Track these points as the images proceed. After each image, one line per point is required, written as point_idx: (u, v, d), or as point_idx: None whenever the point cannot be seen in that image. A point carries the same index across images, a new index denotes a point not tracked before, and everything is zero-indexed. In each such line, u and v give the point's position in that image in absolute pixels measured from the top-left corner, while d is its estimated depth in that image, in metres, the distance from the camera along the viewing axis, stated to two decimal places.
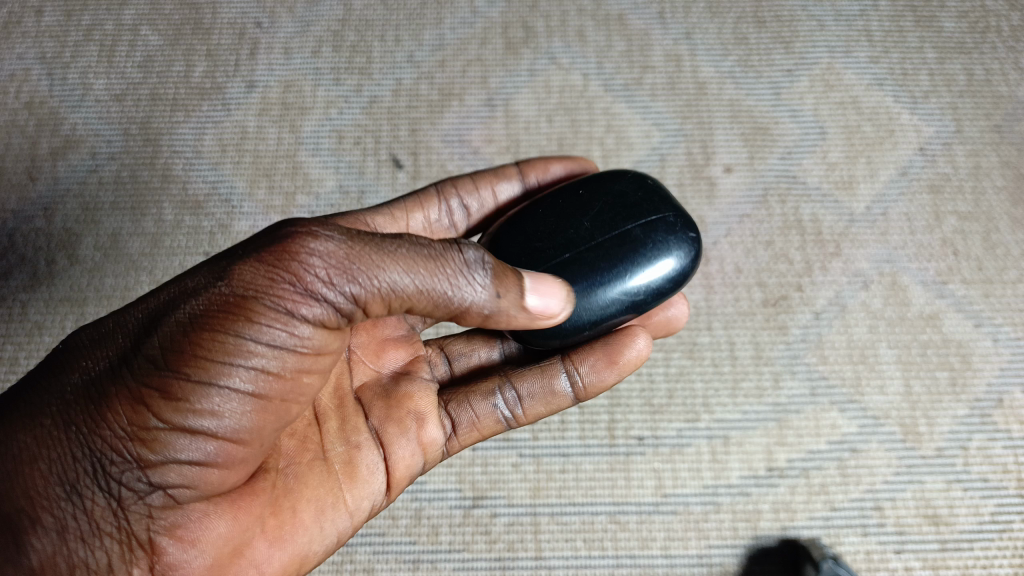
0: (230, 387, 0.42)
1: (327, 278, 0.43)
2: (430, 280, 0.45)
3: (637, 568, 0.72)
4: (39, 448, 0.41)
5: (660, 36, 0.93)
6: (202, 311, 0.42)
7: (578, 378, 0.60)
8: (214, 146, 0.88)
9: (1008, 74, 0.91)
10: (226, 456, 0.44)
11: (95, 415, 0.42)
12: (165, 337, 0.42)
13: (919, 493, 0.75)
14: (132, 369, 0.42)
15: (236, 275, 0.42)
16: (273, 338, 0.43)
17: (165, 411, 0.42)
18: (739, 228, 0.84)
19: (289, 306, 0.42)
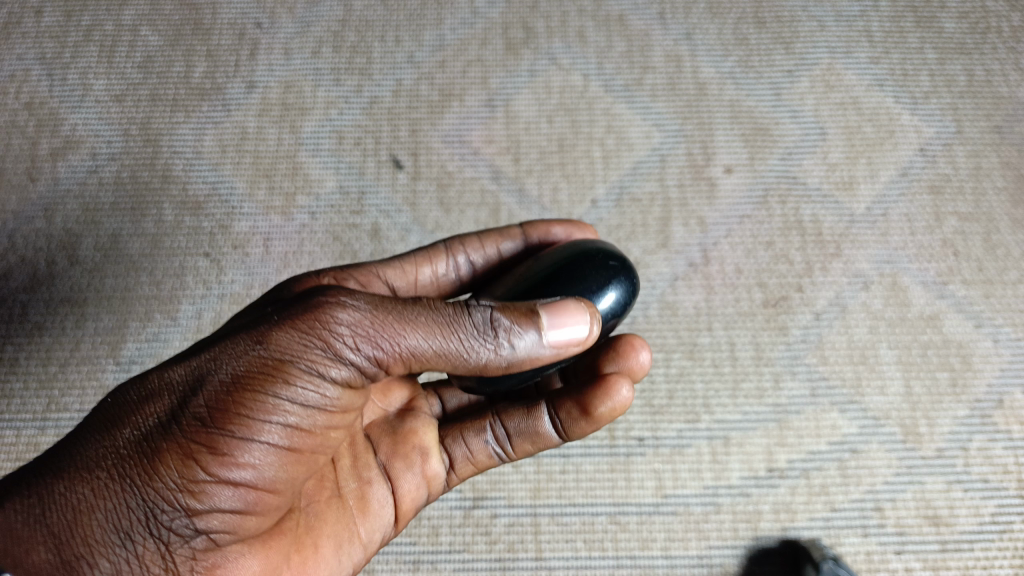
0: (268, 445, 0.43)
1: (357, 340, 0.44)
2: (453, 340, 0.46)
3: (637, 568, 0.72)
4: (94, 498, 0.40)
5: (660, 37, 0.93)
6: (243, 372, 0.43)
7: (561, 422, 0.59)
8: (215, 146, 0.88)
9: (1008, 74, 0.91)
10: (261, 506, 0.45)
11: (147, 466, 0.41)
12: (212, 395, 0.42)
13: (919, 494, 0.74)
14: (181, 424, 0.42)
15: (276, 337, 0.43)
16: (307, 397, 0.44)
17: (211, 464, 0.42)
18: (739, 228, 0.84)
19: (321, 368, 0.44)
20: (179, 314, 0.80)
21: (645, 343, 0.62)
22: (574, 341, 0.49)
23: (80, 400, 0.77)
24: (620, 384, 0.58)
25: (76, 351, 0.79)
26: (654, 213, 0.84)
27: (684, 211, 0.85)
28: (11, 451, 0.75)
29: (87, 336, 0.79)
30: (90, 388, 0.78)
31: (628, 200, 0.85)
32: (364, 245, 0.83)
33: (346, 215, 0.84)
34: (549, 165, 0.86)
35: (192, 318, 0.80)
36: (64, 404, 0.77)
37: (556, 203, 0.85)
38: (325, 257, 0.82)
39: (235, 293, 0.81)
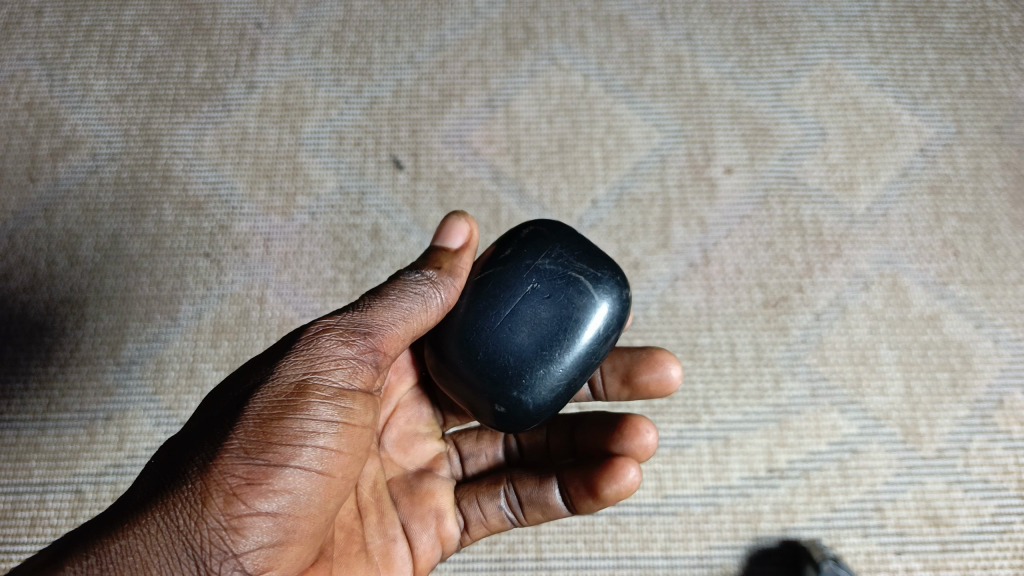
0: (298, 468, 0.43)
1: (347, 341, 0.47)
2: (406, 295, 0.51)
3: (637, 569, 0.72)
4: (143, 552, 0.39)
5: (660, 37, 0.93)
6: (266, 404, 0.44)
7: (568, 497, 0.58)
8: (215, 147, 0.88)
9: (1008, 75, 0.91)
10: (300, 535, 0.44)
11: (191, 510, 0.41)
12: (243, 428, 0.43)
13: (919, 494, 0.74)
14: (216, 461, 0.42)
15: (286, 363, 0.46)
16: (328, 414, 0.45)
17: (250, 499, 0.42)
18: (739, 228, 0.84)
19: (331, 379, 0.46)
20: (179, 314, 0.80)
21: (650, 421, 0.59)
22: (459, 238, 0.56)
23: (80, 400, 0.77)
24: (626, 466, 0.55)
25: (76, 352, 0.79)
26: (654, 214, 0.84)
27: (684, 212, 0.85)
28: (11, 452, 0.76)
29: (87, 336, 0.79)
30: (90, 388, 0.78)
31: (628, 200, 0.85)
32: (364, 246, 0.83)
33: (346, 215, 0.84)
34: (549, 165, 0.87)
35: (193, 318, 0.80)
36: (64, 405, 0.77)
37: (557, 203, 0.85)
38: (326, 258, 0.82)
39: (235, 293, 0.81)
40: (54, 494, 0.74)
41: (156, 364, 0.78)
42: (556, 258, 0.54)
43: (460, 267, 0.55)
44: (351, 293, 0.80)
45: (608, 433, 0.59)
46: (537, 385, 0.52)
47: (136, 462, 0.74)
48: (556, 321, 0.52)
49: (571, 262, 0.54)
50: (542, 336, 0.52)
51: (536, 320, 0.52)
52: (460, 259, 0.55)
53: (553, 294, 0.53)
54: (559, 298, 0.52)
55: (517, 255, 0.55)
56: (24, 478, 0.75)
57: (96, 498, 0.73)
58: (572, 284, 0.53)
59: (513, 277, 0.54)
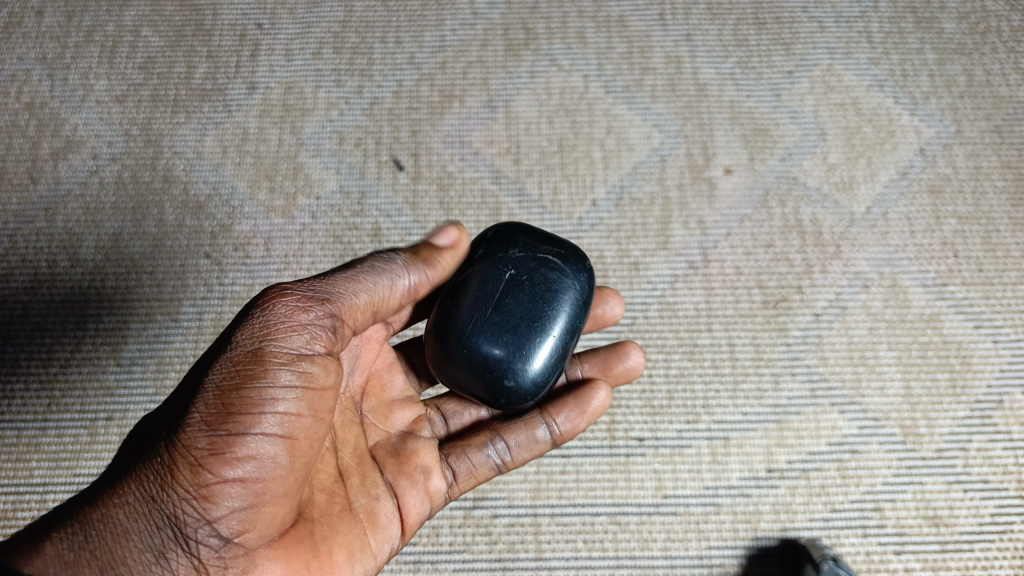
0: (259, 435, 0.45)
1: (304, 308, 0.48)
2: (372, 272, 0.52)
3: (637, 568, 0.73)
4: (125, 519, 0.44)
5: (660, 38, 0.93)
6: (225, 377, 0.45)
7: (556, 427, 0.62)
8: (216, 147, 0.88)
9: (1008, 75, 0.91)
10: (271, 497, 0.46)
11: (162, 480, 0.44)
12: (203, 400, 0.45)
13: (919, 494, 0.75)
14: (182, 433, 0.45)
15: (239, 336, 0.47)
16: (285, 381, 0.46)
17: (216, 466, 0.44)
18: (738, 229, 0.84)
19: (289, 348, 0.46)
20: (180, 315, 0.80)
21: (639, 348, 0.69)
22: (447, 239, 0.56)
23: (80, 400, 0.77)
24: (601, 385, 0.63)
25: (77, 352, 0.79)
26: (654, 214, 0.85)
27: (684, 212, 0.85)
28: (11, 452, 0.76)
29: (88, 336, 0.80)
30: (90, 389, 0.78)
31: (628, 200, 0.85)
32: (365, 246, 0.83)
33: (346, 216, 0.84)
34: (549, 165, 0.87)
35: (193, 318, 0.80)
36: (65, 405, 0.77)
37: (557, 204, 0.85)
38: (326, 258, 0.83)
39: (236, 293, 0.81)
40: (55, 494, 0.74)
41: (157, 365, 0.79)
42: (524, 246, 0.57)
43: (438, 263, 0.55)
44: None
45: (601, 363, 0.68)
46: (539, 357, 0.54)
47: None
48: (543, 298, 0.55)
49: (538, 246, 0.57)
50: (534, 312, 0.54)
51: (525, 299, 0.54)
52: (440, 258, 0.55)
53: (534, 274, 0.55)
54: (540, 278, 0.55)
55: (488, 251, 0.57)
56: (25, 478, 0.75)
57: None
58: (545, 263, 0.56)
59: (491, 269, 0.55)
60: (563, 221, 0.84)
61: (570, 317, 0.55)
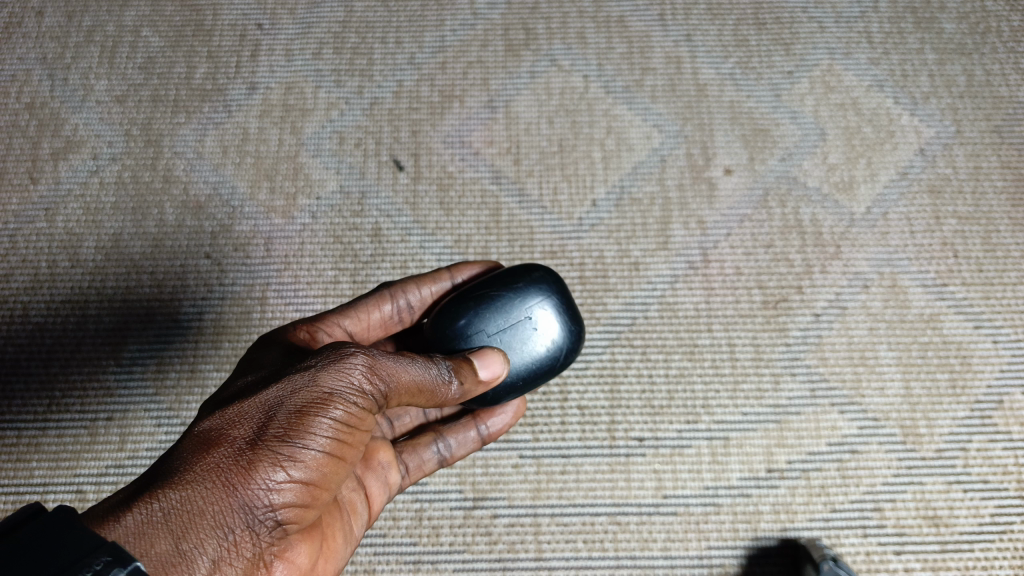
0: (324, 456, 0.46)
1: (380, 371, 0.49)
2: (428, 374, 0.53)
3: (637, 568, 0.73)
4: (203, 500, 0.42)
5: (660, 38, 0.93)
6: (308, 399, 0.46)
7: (486, 429, 0.67)
8: (216, 148, 0.88)
9: (1008, 75, 0.91)
10: (317, 500, 0.48)
11: (240, 474, 0.44)
12: (284, 416, 0.46)
13: (919, 495, 0.75)
14: (263, 438, 0.45)
15: (324, 371, 0.47)
16: (354, 417, 0.48)
17: (290, 470, 0.45)
18: (738, 229, 0.84)
19: (364, 392, 0.48)
20: (181, 315, 0.81)
21: None
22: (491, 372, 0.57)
23: (80, 401, 0.78)
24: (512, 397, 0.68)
25: (77, 353, 0.79)
26: (654, 214, 0.85)
27: (684, 213, 0.85)
28: (11, 452, 0.76)
29: (88, 336, 0.80)
30: (91, 389, 0.78)
31: (628, 200, 0.85)
32: (365, 246, 0.83)
33: (346, 216, 0.84)
34: (549, 165, 0.87)
35: (193, 318, 0.80)
36: (65, 405, 0.77)
37: (557, 204, 0.85)
38: (326, 259, 0.83)
39: (236, 293, 0.81)
40: (55, 494, 0.74)
41: (157, 365, 0.79)
42: (554, 303, 0.63)
43: (470, 390, 0.56)
44: (351, 293, 0.81)
45: None
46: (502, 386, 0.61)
47: (137, 462, 0.75)
48: (535, 348, 0.61)
49: (563, 309, 0.63)
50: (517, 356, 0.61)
51: (517, 342, 0.61)
52: (475, 387, 0.57)
53: (540, 326, 0.62)
54: (544, 333, 0.61)
55: (525, 287, 0.63)
56: (25, 478, 0.75)
57: (97, 498, 0.74)
58: (561, 322, 0.62)
59: (517, 303, 0.62)
60: (563, 222, 0.84)
61: (539, 374, 0.62)
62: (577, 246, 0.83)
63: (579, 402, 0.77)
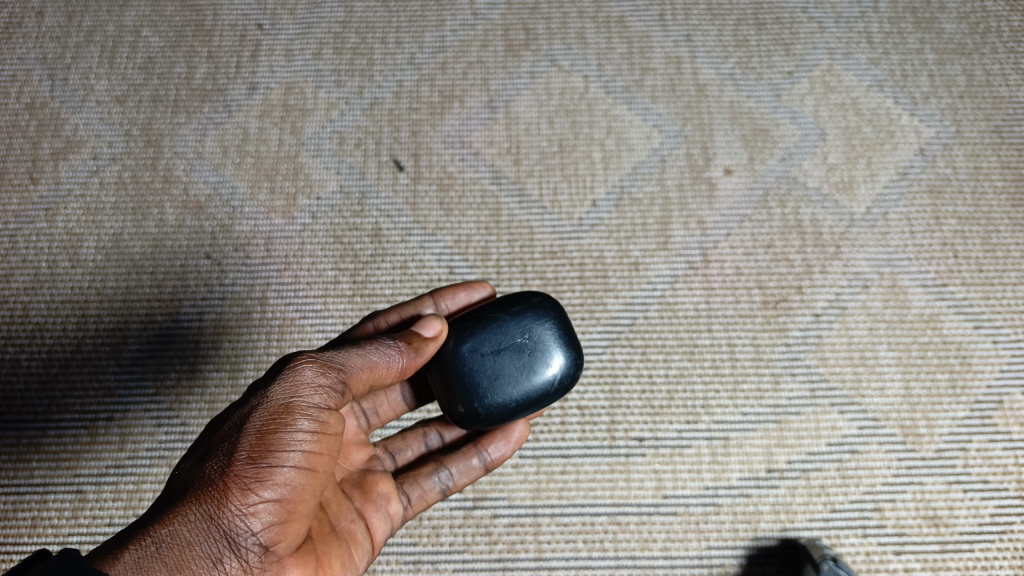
0: (292, 471, 0.48)
1: (322, 372, 0.51)
2: (374, 351, 0.55)
3: (637, 569, 0.73)
4: (189, 532, 0.45)
5: (660, 39, 0.93)
6: (264, 419, 0.48)
7: (488, 455, 0.66)
8: (216, 148, 0.88)
9: (1008, 75, 0.91)
10: (299, 516, 0.49)
11: (216, 501, 0.46)
12: (247, 439, 0.48)
13: (919, 495, 0.75)
14: (232, 464, 0.47)
15: (275, 387, 0.49)
16: (312, 425, 0.49)
17: (261, 491, 0.46)
18: (738, 229, 0.84)
19: (313, 397, 0.50)
20: (181, 315, 0.81)
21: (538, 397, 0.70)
22: (429, 329, 0.59)
23: (80, 401, 0.78)
24: (515, 423, 0.67)
25: (77, 353, 0.79)
26: (654, 214, 0.85)
27: (684, 213, 0.85)
28: (12, 453, 0.76)
29: (88, 336, 0.80)
30: (91, 389, 0.78)
31: (628, 201, 0.85)
32: (365, 246, 0.83)
33: (347, 216, 0.84)
34: (549, 165, 0.87)
35: (194, 318, 0.81)
36: (65, 406, 0.78)
37: (557, 204, 0.85)
38: (326, 259, 0.83)
39: (236, 293, 0.81)
40: (55, 494, 0.74)
41: (157, 365, 0.79)
42: (550, 328, 0.62)
43: (423, 349, 0.58)
44: (351, 293, 0.81)
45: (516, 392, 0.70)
46: (499, 407, 0.61)
47: (137, 462, 0.75)
48: (533, 372, 0.61)
49: (561, 334, 0.62)
50: (513, 378, 0.61)
51: (512, 366, 0.61)
52: (425, 346, 0.58)
53: (536, 350, 0.61)
54: (540, 356, 0.61)
55: (522, 312, 0.63)
56: (25, 479, 0.75)
57: (97, 498, 0.74)
58: (560, 346, 0.62)
59: (515, 327, 0.62)
60: (563, 222, 0.84)
61: (536, 398, 0.61)
62: (577, 246, 0.83)
63: (579, 402, 0.77)
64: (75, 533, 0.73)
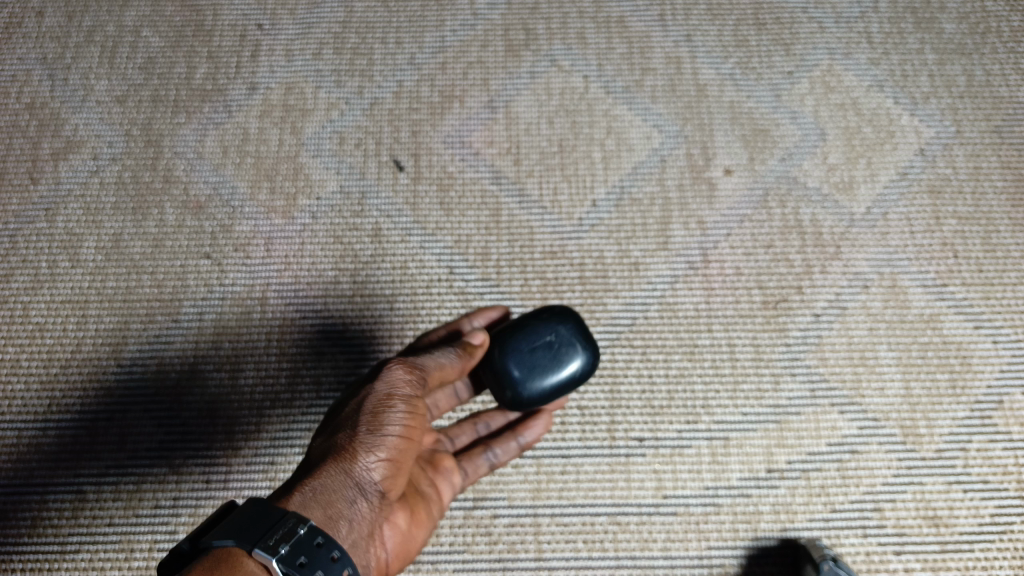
0: (400, 439, 0.55)
1: (409, 368, 0.59)
2: (440, 357, 0.63)
3: (637, 569, 0.73)
4: (332, 484, 0.51)
5: (660, 39, 0.93)
6: (372, 402, 0.55)
7: (525, 437, 0.72)
8: (217, 148, 0.88)
9: (1008, 75, 0.91)
10: (404, 476, 0.56)
11: (352, 459, 0.52)
12: (364, 416, 0.54)
13: (919, 495, 0.75)
14: (357, 434, 0.53)
15: (377, 381, 0.57)
16: (411, 406, 0.57)
17: (384, 452, 0.53)
18: (738, 229, 0.84)
19: (408, 386, 0.57)
20: (181, 315, 0.81)
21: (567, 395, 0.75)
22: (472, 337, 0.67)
23: (80, 401, 0.78)
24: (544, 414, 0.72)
25: (76, 354, 0.79)
26: (654, 214, 0.85)
27: (684, 213, 0.85)
28: (11, 453, 0.76)
29: (88, 337, 0.80)
30: (90, 389, 0.78)
31: (628, 200, 0.85)
32: (364, 246, 0.83)
33: (347, 216, 0.84)
34: (549, 166, 0.87)
35: (194, 319, 0.81)
36: (65, 406, 0.78)
37: (557, 204, 0.85)
38: (326, 259, 0.83)
39: (236, 293, 0.81)
40: (55, 495, 0.75)
41: (157, 365, 0.79)
42: (572, 329, 0.67)
43: (477, 354, 0.66)
44: (351, 293, 0.81)
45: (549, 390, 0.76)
46: (536, 392, 0.66)
47: (137, 462, 0.75)
48: (562, 364, 0.66)
49: (582, 334, 0.67)
50: (545, 369, 0.66)
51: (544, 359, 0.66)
52: (477, 351, 0.66)
53: (563, 346, 0.66)
54: (567, 352, 0.66)
55: (549, 316, 0.68)
56: (25, 479, 0.75)
57: (98, 498, 0.74)
58: (584, 343, 0.67)
59: (545, 327, 0.67)
60: (563, 222, 0.84)
61: (564, 386, 0.67)
62: (577, 246, 0.83)
63: (579, 403, 0.77)
64: (75, 534, 0.73)
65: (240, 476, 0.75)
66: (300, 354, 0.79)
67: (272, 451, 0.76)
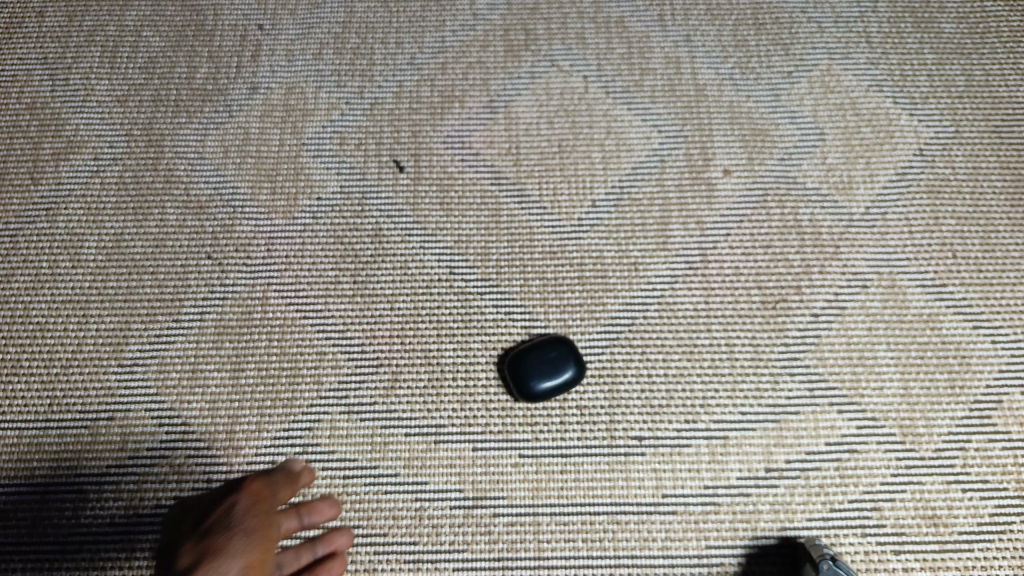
0: (259, 549, 0.60)
1: (258, 487, 0.66)
2: (280, 481, 0.68)
3: (636, 567, 0.73)
4: None
5: (660, 40, 0.93)
6: (228, 515, 0.62)
7: None
8: (218, 148, 0.88)
9: (1007, 76, 0.91)
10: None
11: (212, 563, 0.57)
12: (225, 529, 0.60)
13: (918, 494, 0.75)
14: (220, 543, 0.59)
15: (239, 493, 0.64)
16: (264, 518, 0.63)
17: (236, 557, 0.59)
18: (737, 229, 0.84)
19: (251, 498, 0.64)
20: (182, 315, 0.81)
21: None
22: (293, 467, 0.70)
23: (82, 400, 0.78)
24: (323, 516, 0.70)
25: (77, 354, 0.80)
26: (653, 215, 0.85)
27: (683, 213, 0.85)
28: (12, 452, 0.77)
29: (89, 336, 0.80)
30: (91, 389, 0.79)
31: (628, 201, 0.86)
32: (365, 246, 0.84)
33: (348, 216, 0.85)
34: (549, 166, 0.87)
35: (195, 319, 0.81)
36: (66, 405, 0.78)
37: (557, 204, 0.85)
38: (327, 259, 0.83)
39: (237, 293, 0.82)
40: (56, 494, 0.75)
41: (158, 365, 0.79)
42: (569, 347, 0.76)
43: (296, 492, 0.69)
44: (352, 293, 0.82)
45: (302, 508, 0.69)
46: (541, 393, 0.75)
47: (138, 462, 0.76)
48: (561, 373, 0.75)
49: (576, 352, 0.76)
50: (549, 373, 0.74)
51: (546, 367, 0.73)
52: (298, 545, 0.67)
53: (562, 358, 0.75)
54: (565, 363, 0.75)
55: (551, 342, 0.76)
56: (26, 478, 0.76)
57: (99, 497, 0.75)
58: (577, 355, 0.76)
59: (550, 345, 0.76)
60: (563, 222, 0.84)
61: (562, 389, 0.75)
62: (577, 246, 0.83)
63: (579, 402, 0.78)
64: (76, 533, 0.74)
65: (241, 475, 0.75)
66: (301, 354, 0.79)
67: (273, 450, 0.76)
